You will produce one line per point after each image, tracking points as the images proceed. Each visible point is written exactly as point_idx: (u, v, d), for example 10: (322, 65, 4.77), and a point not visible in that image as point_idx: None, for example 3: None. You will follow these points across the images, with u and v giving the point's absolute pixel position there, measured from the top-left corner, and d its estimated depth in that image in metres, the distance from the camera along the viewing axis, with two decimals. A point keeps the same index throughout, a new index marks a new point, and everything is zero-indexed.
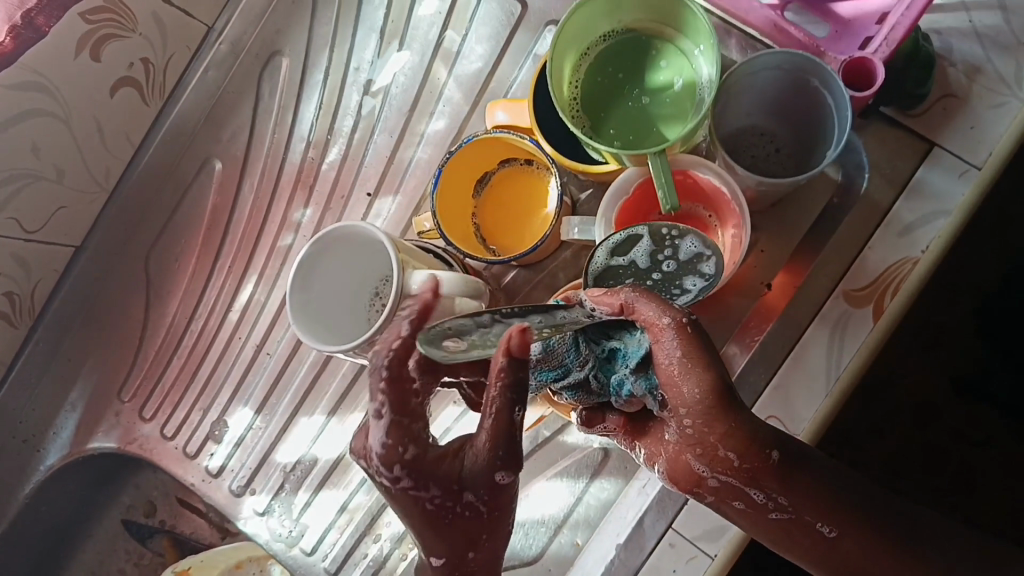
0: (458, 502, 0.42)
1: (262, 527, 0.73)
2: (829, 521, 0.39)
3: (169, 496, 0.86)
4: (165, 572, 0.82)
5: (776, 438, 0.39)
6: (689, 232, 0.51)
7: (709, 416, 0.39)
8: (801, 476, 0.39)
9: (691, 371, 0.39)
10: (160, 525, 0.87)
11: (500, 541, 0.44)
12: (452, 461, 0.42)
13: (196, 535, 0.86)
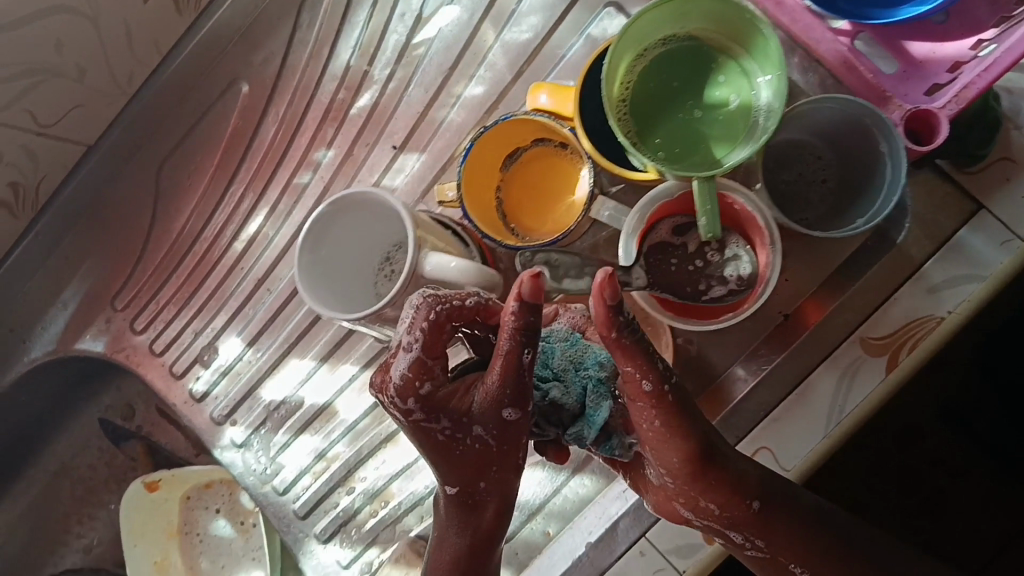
0: (468, 434, 0.46)
1: (238, 458, 0.71)
2: (796, 562, 0.49)
3: (150, 402, 0.85)
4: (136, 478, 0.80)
5: (756, 490, 0.47)
6: (736, 239, 0.58)
7: (694, 485, 0.47)
8: (773, 526, 0.48)
9: (673, 438, 0.45)
10: (136, 430, 0.86)
11: (508, 471, 0.49)
12: (464, 396, 0.46)
13: (171, 445, 0.85)
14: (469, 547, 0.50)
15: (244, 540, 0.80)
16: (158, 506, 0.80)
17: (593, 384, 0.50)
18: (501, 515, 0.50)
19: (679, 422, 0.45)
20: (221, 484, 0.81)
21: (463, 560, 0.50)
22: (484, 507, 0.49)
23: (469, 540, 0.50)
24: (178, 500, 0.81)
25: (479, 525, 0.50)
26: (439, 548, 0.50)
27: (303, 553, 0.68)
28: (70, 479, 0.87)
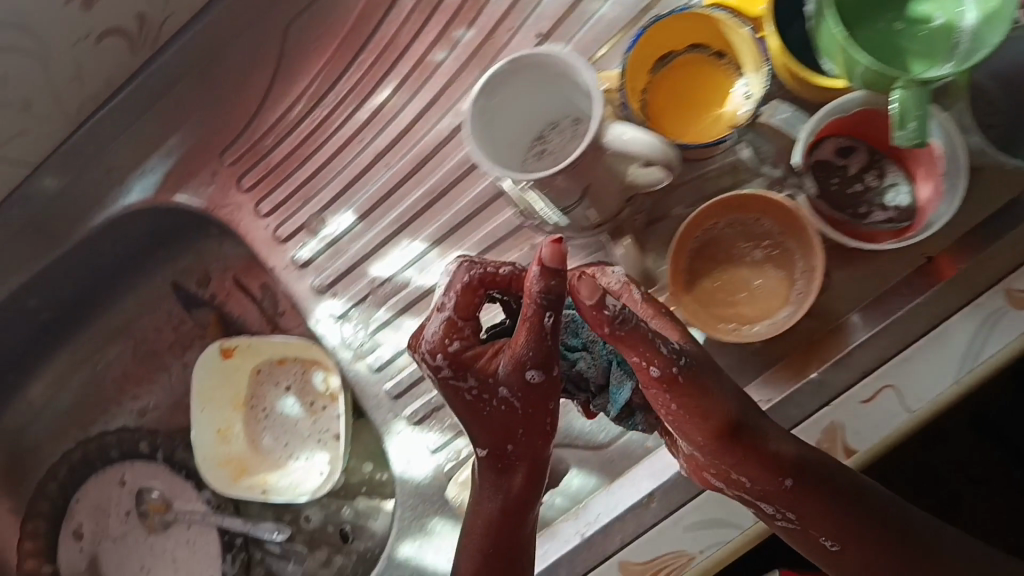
0: (495, 396, 0.47)
1: (334, 331, 0.69)
2: (829, 535, 0.48)
3: (227, 273, 0.83)
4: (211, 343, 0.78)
5: (791, 467, 0.47)
6: (897, 167, 0.57)
7: (724, 459, 0.47)
8: (812, 499, 0.47)
9: (692, 413, 0.46)
10: (209, 299, 0.83)
11: (539, 440, 0.49)
12: (490, 361, 0.47)
13: (244, 318, 0.82)
14: (500, 515, 0.51)
15: (311, 420, 0.79)
16: (229, 374, 0.79)
17: (617, 362, 0.53)
18: (532, 486, 0.51)
19: (696, 397, 0.45)
20: (294, 363, 0.79)
21: (494, 526, 0.51)
22: (514, 477, 0.50)
23: (498, 508, 0.51)
24: (248, 373, 0.79)
25: (508, 493, 0.50)
26: (474, 514, 0.52)
27: (388, 433, 0.67)
28: (132, 339, 0.85)
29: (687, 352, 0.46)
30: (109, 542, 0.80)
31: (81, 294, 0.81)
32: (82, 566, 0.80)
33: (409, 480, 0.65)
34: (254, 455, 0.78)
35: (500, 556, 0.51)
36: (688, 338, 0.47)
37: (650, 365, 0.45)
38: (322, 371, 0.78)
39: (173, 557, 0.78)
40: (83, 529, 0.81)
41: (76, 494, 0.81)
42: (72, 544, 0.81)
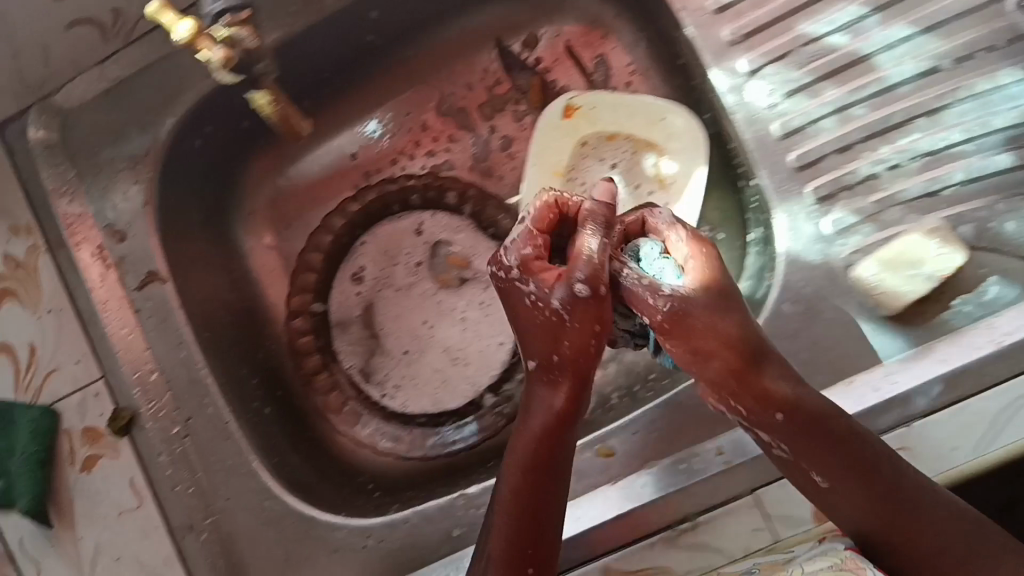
0: (548, 302, 0.53)
1: (740, 91, 0.62)
2: (820, 472, 0.51)
3: (558, 39, 0.76)
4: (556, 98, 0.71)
5: (788, 403, 0.52)
6: None
7: (727, 384, 0.53)
8: (805, 435, 0.51)
9: (684, 327, 0.53)
10: (532, 64, 0.76)
11: (574, 393, 0.54)
12: (546, 273, 0.54)
13: (569, 89, 0.76)
14: (543, 431, 0.54)
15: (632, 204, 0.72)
16: (558, 136, 0.72)
17: None
18: (564, 428, 0.54)
19: (687, 336, 0.53)
20: (628, 139, 0.72)
21: (527, 477, 0.53)
22: (550, 412, 0.54)
23: (533, 455, 0.53)
24: (574, 144, 0.73)
25: (551, 413, 0.54)
26: (508, 467, 0.54)
27: (779, 204, 0.61)
28: (436, 91, 0.78)
29: (684, 292, 0.53)
30: (391, 291, 0.77)
31: (405, 29, 0.73)
32: (355, 313, 0.77)
33: (799, 259, 0.59)
34: None
35: (533, 491, 0.52)
36: (710, 290, 0.53)
37: (652, 306, 0.53)
38: (656, 154, 0.71)
39: (463, 315, 0.76)
40: (365, 273, 0.77)
41: (361, 237, 0.77)
42: (350, 287, 0.77)
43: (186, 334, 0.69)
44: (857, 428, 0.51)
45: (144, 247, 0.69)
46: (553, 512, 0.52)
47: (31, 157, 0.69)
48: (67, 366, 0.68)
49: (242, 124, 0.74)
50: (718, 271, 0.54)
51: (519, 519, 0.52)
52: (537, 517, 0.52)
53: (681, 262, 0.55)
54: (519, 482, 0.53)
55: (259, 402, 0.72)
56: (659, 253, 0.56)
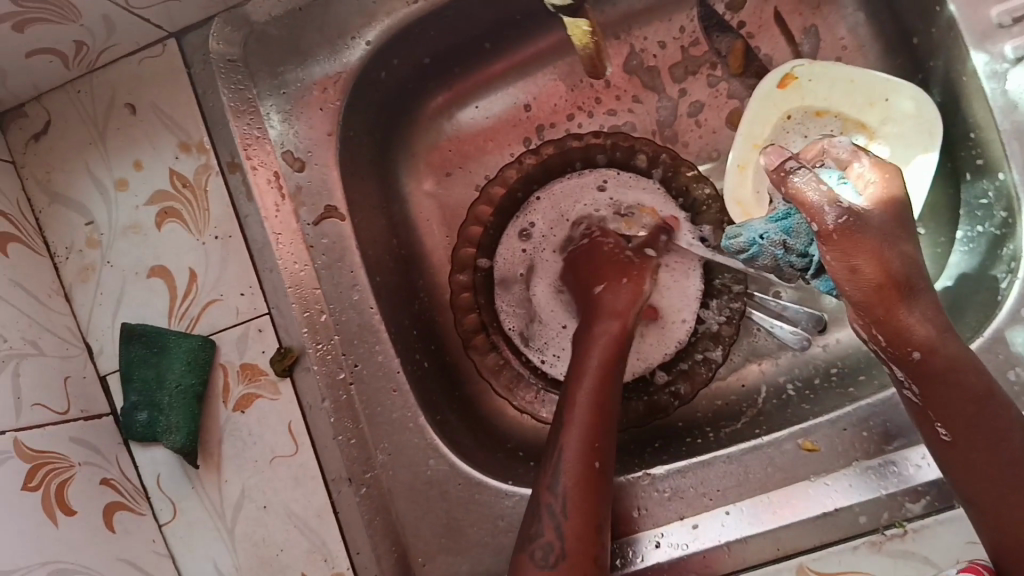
0: (617, 248, 0.67)
1: (1003, 74, 0.57)
2: (945, 421, 0.51)
3: (767, 4, 0.71)
4: (772, 72, 0.68)
5: (924, 341, 0.50)
6: None
7: (873, 309, 0.51)
8: (933, 380, 0.51)
9: (855, 248, 0.49)
10: (735, 28, 0.72)
11: (626, 337, 0.60)
12: (605, 238, 0.68)
13: (771, 59, 0.72)
14: (600, 365, 0.58)
15: None
16: (764, 106, 0.68)
17: (803, 245, 0.57)
18: (618, 358, 0.59)
19: (856, 251, 0.49)
20: (836, 118, 0.68)
21: (604, 390, 0.57)
22: (613, 333, 0.60)
23: (611, 368, 0.58)
24: (778, 117, 0.69)
25: (615, 328, 0.60)
26: (575, 399, 0.57)
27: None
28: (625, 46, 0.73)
29: (859, 207, 0.49)
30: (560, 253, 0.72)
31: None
32: (517, 271, 0.72)
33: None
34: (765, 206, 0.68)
35: (605, 397, 0.57)
36: (889, 210, 0.51)
37: (822, 215, 0.49)
38: (866, 136, 0.67)
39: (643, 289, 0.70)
40: (534, 230, 0.72)
41: (535, 191, 0.72)
42: (517, 243, 0.72)
43: (360, 277, 0.65)
44: (996, 391, 0.51)
45: (324, 180, 0.65)
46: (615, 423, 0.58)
47: (211, 70, 0.64)
48: (231, 296, 0.63)
49: (425, 59, 0.69)
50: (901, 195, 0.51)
51: (595, 430, 0.55)
52: (605, 423, 0.56)
53: (861, 186, 0.52)
54: (595, 396, 0.57)
55: (420, 355, 0.68)
56: (837, 178, 0.52)
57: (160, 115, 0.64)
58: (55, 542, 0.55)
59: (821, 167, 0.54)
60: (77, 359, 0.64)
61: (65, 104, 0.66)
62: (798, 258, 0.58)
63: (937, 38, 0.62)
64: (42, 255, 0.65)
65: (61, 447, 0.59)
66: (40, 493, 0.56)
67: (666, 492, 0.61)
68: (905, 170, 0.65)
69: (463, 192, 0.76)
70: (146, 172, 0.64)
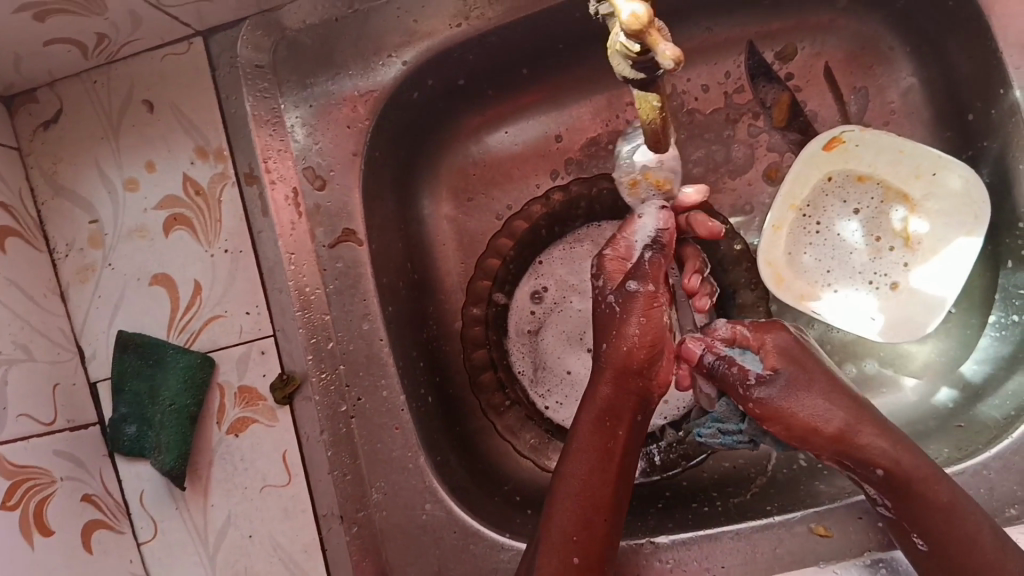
0: (609, 301, 0.56)
1: None
2: (921, 535, 0.51)
3: (818, 58, 0.69)
4: (822, 135, 0.65)
5: (882, 460, 0.51)
6: None
7: (828, 446, 0.52)
8: (904, 496, 0.51)
9: (779, 409, 0.52)
10: (782, 80, 0.69)
11: (615, 412, 0.56)
12: (603, 294, 0.57)
13: (817, 115, 0.69)
14: (603, 415, 0.56)
15: (869, 256, 0.67)
16: (808, 166, 0.66)
17: (722, 428, 0.60)
18: (628, 395, 0.56)
19: (773, 419, 0.53)
20: (879, 185, 0.66)
21: (584, 480, 0.55)
22: (593, 408, 0.56)
23: (592, 452, 0.55)
24: (818, 178, 0.67)
25: (596, 405, 0.56)
26: (577, 449, 0.56)
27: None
28: (667, 86, 0.71)
29: (765, 383, 0.53)
30: (577, 310, 0.70)
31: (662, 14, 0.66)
32: (527, 328, 0.70)
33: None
34: (794, 267, 0.67)
35: (586, 488, 0.55)
36: (795, 364, 0.53)
37: (739, 395, 0.54)
38: (907, 208, 0.66)
39: None
40: (547, 292, 0.70)
41: (538, 256, 0.70)
42: (527, 303, 0.70)
43: (373, 304, 0.61)
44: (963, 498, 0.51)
45: (346, 202, 0.62)
46: (618, 508, 0.55)
47: (237, 74, 0.61)
48: (236, 314, 0.61)
49: (458, 80, 0.67)
50: (802, 359, 0.54)
51: (577, 525, 0.54)
52: (591, 517, 0.54)
53: (759, 355, 0.54)
54: (574, 487, 0.55)
55: (425, 389, 0.65)
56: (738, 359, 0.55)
57: (179, 117, 0.61)
58: (29, 562, 0.52)
59: (738, 350, 0.55)
60: (68, 364, 0.61)
61: (79, 95, 0.63)
62: (740, 436, 0.60)
63: (995, 119, 0.60)
64: (42, 249, 0.62)
65: (44, 459, 0.56)
66: (18, 512, 0.53)
67: (669, 565, 0.57)
68: (943, 249, 0.64)
69: (483, 219, 0.73)
70: (159, 175, 0.62)
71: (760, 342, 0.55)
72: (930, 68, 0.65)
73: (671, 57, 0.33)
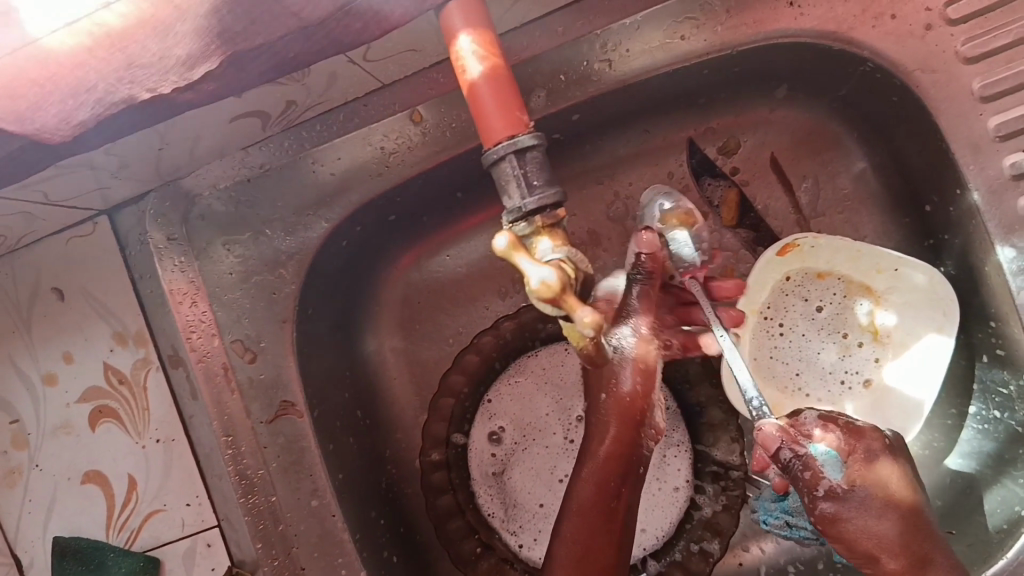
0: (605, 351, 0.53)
1: None
2: None
3: (763, 149, 0.66)
4: (769, 249, 0.62)
5: None
6: None
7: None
8: None
9: (846, 530, 0.49)
10: (728, 174, 0.66)
11: (618, 469, 0.51)
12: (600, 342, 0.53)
13: (768, 210, 0.66)
14: (605, 470, 0.51)
15: (839, 355, 0.64)
16: (764, 273, 0.63)
17: (790, 517, 0.58)
18: (629, 449, 0.52)
19: (837, 532, 0.49)
20: (839, 280, 0.63)
21: (586, 546, 0.51)
22: (594, 467, 0.52)
23: (596, 516, 0.51)
24: (777, 279, 0.64)
25: (597, 463, 0.52)
26: (576, 508, 0.51)
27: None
28: (608, 191, 0.67)
29: (844, 497, 0.49)
30: (541, 447, 0.65)
31: (596, 125, 0.62)
32: (490, 470, 0.65)
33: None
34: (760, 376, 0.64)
35: (588, 554, 0.50)
36: (880, 484, 0.49)
37: (807, 504, 0.49)
38: (872, 301, 0.63)
39: None
40: (505, 433, 0.66)
41: (487, 394, 0.66)
42: (485, 445, 0.65)
43: (321, 478, 0.57)
44: None
45: (280, 373, 0.57)
46: (621, 574, 0.51)
47: (149, 252, 0.56)
48: (175, 507, 0.58)
49: (390, 217, 0.62)
50: (894, 474, 0.50)
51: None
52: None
53: (846, 466, 0.50)
54: (575, 554, 0.51)
55: (388, 550, 0.61)
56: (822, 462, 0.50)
57: (92, 302, 0.57)
58: None
59: (822, 450, 0.50)
60: None
61: None
62: (806, 532, 0.58)
63: (954, 216, 0.57)
64: None
65: None
66: None
67: None
68: (915, 345, 0.61)
69: (434, 347, 0.69)
70: (77, 367, 0.58)
71: (850, 451, 0.50)
72: (881, 155, 0.62)
73: (590, 323, 0.30)
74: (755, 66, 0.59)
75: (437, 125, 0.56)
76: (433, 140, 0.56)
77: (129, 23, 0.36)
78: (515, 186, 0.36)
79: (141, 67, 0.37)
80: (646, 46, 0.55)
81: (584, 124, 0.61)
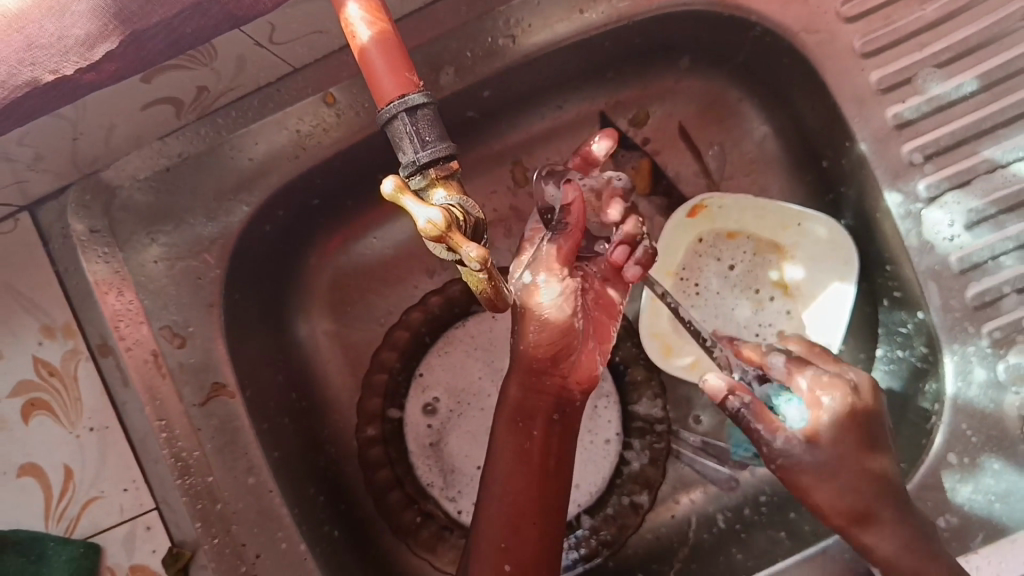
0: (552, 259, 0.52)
1: (921, 220, 0.55)
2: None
3: (671, 119, 0.69)
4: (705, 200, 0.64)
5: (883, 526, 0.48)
6: None
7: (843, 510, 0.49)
8: None
9: (804, 478, 0.49)
10: (640, 145, 0.69)
11: (527, 411, 0.53)
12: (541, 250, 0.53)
13: (678, 175, 0.70)
14: (513, 416, 0.53)
15: (752, 309, 0.66)
16: (677, 234, 0.66)
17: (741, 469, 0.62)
18: (539, 392, 0.53)
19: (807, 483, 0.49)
20: (749, 239, 0.66)
21: (509, 486, 0.52)
22: (504, 412, 0.54)
23: (508, 458, 0.53)
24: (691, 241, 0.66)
25: (507, 408, 0.54)
26: (493, 455, 0.54)
27: (948, 344, 0.55)
28: (527, 167, 0.70)
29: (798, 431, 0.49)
30: (475, 411, 0.67)
31: (508, 102, 0.64)
32: (426, 441, 0.67)
33: (971, 406, 0.53)
34: (680, 331, 0.65)
35: (505, 493, 0.52)
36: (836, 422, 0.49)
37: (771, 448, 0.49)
38: (781, 256, 0.66)
39: None
40: (439, 404, 0.67)
41: (419, 367, 0.67)
42: (420, 418, 0.67)
43: (256, 456, 0.59)
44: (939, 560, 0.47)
45: (210, 355, 0.59)
46: (546, 512, 0.53)
47: (72, 244, 0.57)
48: (112, 494, 0.58)
49: (312, 201, 0.64)
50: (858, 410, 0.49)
51: (502, 535, 0.52)
52: (517, 523, 0.52)
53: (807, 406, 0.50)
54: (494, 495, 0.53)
55: (327, 523, 0.62)
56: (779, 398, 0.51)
57: (17, 297, 0.57)
58: None
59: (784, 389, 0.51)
60: None
61: None
62: None
63: (847, 168, 0.60)
64: None
65: None
66: None
67: None
68: (820, 294, 0.64)
69: (366, 327, 0.71)
70: (7, 364, 0.57)
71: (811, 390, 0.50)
72: (779, 118, 0.65)
73: (476, 259, 0.32)
74: (655, 38, 0.62)
75: (350, 106, 0.58)
76: (347, 121, 0.58)
77: (25, 6, 0.38)
78: (409, 142, 0.38)
79: (41, 48, 0.40)
80: (547, 21, 0.57)
81: (495, 100, 0.63)
